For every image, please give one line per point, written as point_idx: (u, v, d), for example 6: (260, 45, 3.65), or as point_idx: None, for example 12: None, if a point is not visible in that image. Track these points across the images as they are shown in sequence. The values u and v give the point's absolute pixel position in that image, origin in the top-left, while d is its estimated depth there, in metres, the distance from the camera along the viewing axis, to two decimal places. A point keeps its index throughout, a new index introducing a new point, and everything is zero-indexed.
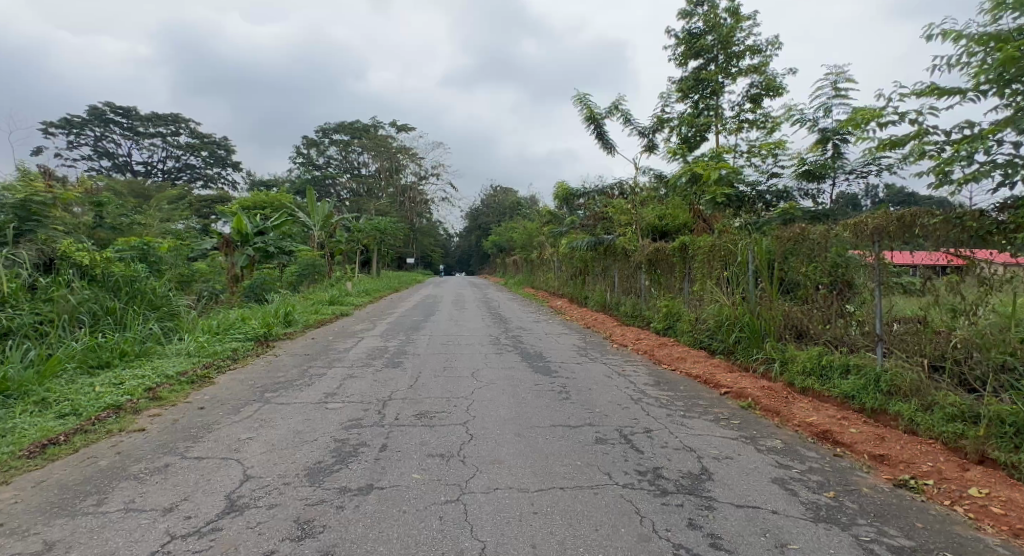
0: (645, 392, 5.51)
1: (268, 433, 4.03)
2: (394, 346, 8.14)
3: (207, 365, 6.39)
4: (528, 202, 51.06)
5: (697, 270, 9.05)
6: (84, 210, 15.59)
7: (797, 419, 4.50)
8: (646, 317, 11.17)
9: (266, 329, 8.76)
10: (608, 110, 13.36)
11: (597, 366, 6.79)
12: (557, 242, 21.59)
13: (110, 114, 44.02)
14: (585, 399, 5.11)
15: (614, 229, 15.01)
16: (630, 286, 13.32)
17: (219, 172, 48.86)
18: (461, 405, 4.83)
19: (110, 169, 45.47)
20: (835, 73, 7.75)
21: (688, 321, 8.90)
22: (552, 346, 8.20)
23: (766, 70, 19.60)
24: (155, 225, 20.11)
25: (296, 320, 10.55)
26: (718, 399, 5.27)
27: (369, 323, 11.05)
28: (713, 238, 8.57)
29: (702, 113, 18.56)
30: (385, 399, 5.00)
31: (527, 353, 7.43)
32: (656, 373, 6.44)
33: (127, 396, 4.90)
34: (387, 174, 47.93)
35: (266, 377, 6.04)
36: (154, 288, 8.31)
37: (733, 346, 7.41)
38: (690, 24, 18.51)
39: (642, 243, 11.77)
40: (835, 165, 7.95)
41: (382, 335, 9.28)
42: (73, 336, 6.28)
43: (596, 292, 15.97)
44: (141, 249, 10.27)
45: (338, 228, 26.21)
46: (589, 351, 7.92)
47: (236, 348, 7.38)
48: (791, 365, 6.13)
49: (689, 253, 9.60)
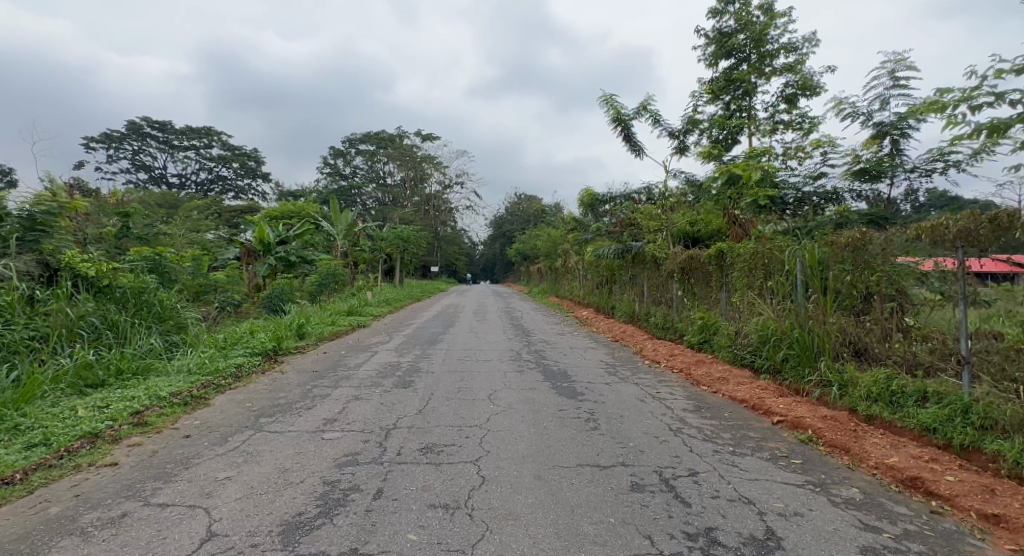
0: (685, 421, 4.80)
1: (250, 471, 3.51)
2: (408, 362, 7.61)
3: (205, 385, 5.98)
4: (552, 210, 50.48)
5: (736, 279, 8.26)
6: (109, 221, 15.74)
7: (874, 459, 3.71)
8: (679, 330, 10.43)
9: (275, 342, 8.36)
10: (636, 111, 12.70)
11: (627, 387, 6.11)
12: (583, 250, 20.90)
13: (146, 129, 45.37)
14: (616, 430, 4.45)
15: (642, 236, 14.30)
16: (661, 296, 12.57)
17: (249, 183, 49.86)
18: (474, 436, 4.25)
19: (146, 181, 46.80)
20: (893, 60, 6.94)
21: (727, 336, 8.08)
22: (578, 363, 7.55)
23: (802, 69, 18.65)
24: (182, 235, 20.29)
25: (310, 333, 10.16)
26: (771, 430, 4.53)
27: (385, 335, 10.58)
28: (755, 244, 7.76)
29: (735, 115, 17.73)
30: (389, 428, 4.44)
31: (550, 372, 6.79)
32: (694, 396, 5.71)
33: (109, 422, 4.47)
34: (412, 183, 48.05)
35: (266, 399, 5.57)
36: (162, 301, 8.03)
37: (780, 365, 6.62)
38: (721, 23, 17.75)
39: (673, 251, 11.00)
40: (894, 162, 7.12)
41: (396, 349, 8.76)
42: (70, 352, 5.97)
43: (624, 302, 15.20)
44: (153, 260, 10.07)
45: (361, 237, 26.06)
46: (618, 369, 7.23)
47: (241, 365, 6.98)
48: (852, 389, 5.34)
49: (726, 261, 8.84)
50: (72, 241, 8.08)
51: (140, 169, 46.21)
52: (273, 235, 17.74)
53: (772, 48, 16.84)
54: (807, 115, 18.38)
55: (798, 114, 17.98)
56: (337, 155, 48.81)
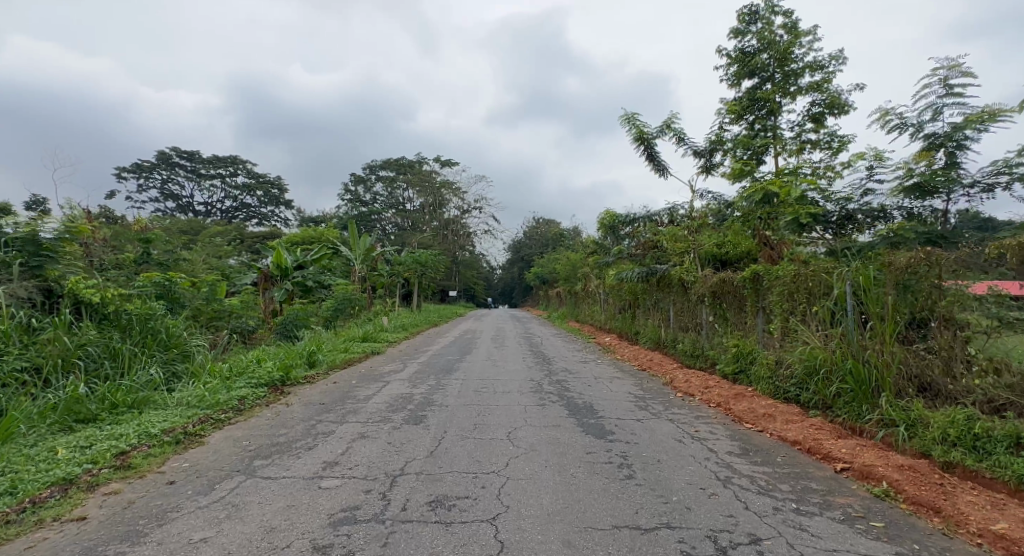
0: (734, 468, 4.18)
1: (232, 530, 3.02)
2: (421, 394, 7.10)
3: (203, 419, 5.56)
4: (571, 234, 50.11)
5: (774, 304, 7.64)
6: (129, 247, 16.06)
7: (975, 525, 3.07)
8: (711, 358, 9.78)
9: (283, 372, 7.96)
10: (659, 129, 12.30)
11: (661, 425, 5.49)
12: (603, 273, 20.35)
13: (174, 159, 46.58)
14: (655, 479, 3.85)
15: (667, 258, 13.73)
16: (688, 321, 11.93)
17: (273, 210, 50.73)
18: (491, 486, 3.70)
19: (174, 209, 47.91)
20: (947, 65, 6.42)
21: (767, 365, 7.42)
22: (604, 396, 6.96)
23: (829, 87, 18.11)
24: (202, 261, 20.32)
25: (321, 361, 9.75)
26: (837, 481, 3.88)
27: (399, 364, 10.12)
28: (797, 266, 7.15)
29: (760, 135, 17.23)
30: (395, 476, 3.91)
31: (574, 406, 6.22)
32: (739, 437, 5.08)
33: (88, 465, 4.03)
34: (430, 208, 48.34)
35: (265, 437, 5.12)
36: (168, 328, 7.75)
37: (832, 400, 5.94)
38: (743, 43, 17.42)
39: (702, 274, 10.41)
40: (953, 176, 6.50)
41: (410, 379, 8.27)
42: (64, 385, 5.65)
43: (648, 328, 14.55)
44: (164, 286, 10.00)
45: (379, 261, 25.91)
46: (648, 403, 6.62)
47: (244, 397, 6.57)
48: (923, 431, 4.66)
49: (762, 285, 8.23)
50: (80, 267, 7.87)
51: (168, 197, 47.32)
52: (290, 260, 17.90)
53: (798, 67, 16.38)
54: (835, 133, 17.79)
55: (826, 133, 17.40)
56: (358, 182, 49.45)
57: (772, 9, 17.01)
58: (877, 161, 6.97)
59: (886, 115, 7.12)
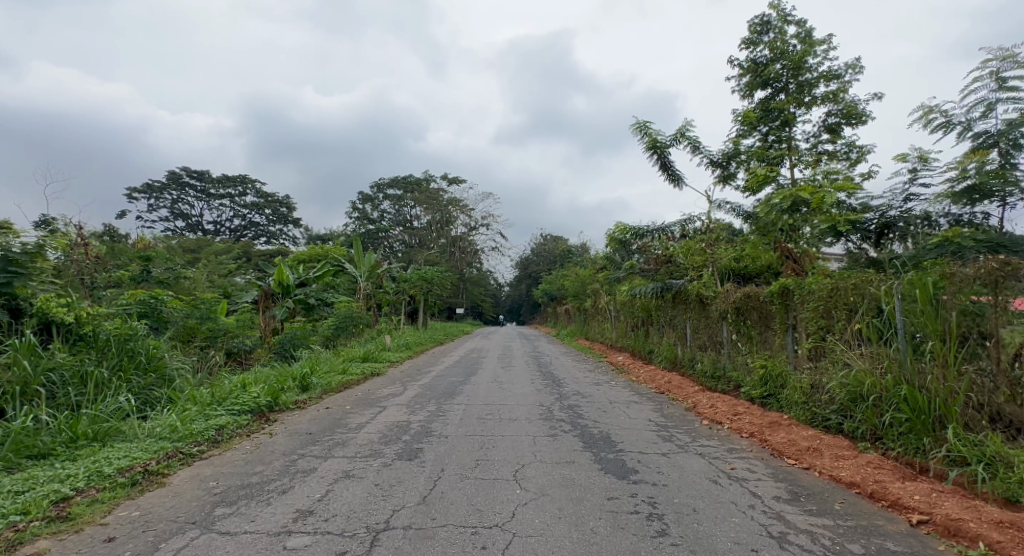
0: (788, 519, 3.46)
1: None
2: (419, 422, 6.42)
3: (172, 454, 4.95)
4: (579, 250, 49.54)
5: (807, 321, 6.97)
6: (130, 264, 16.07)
7: None
8: (734, 379, 9.07)
9: (270, 397, 7.35)
10: (673, 138, 11.75)
11: (691, 461, 4.79)
12: (615, 290, 19.64)
13: (184, 178, 46.79)
14: (694, 537, 3.15)
15: (682, 273, 13.08)
16: (707, 339, 11.24)
17: (281, 229, 50.70)
18: (493, 546, 3.01)
19: (183, 228, 48.01)
20: (999, 57, 5.82)
21: (803, 389, 6.70)
22: (622, 424, 6.28)
23: (845, 96, 17.54)
24: (204, 278, 19.93)
25: (315, 385, 9.13)
26: (917, 539, 3.15)
27: (399, 386, 9.49)
28: (834, 278, 6.48)
29: (775, 146, 16.62)
30: (378, 531, 3.24)
31: (590, 438, 5.53)
32: (783, 476, 4.36)
33: (16, 517, 3.41)
34: (438, 225, 48.06)
35: (236, 476, 4.48)
36: (150, 349, 7.19)
37: (885, 431, 5.21)
38: (755, 53, 16.92)
39: (724, 289, 9.74)
40: (1011, 177, 5.84)
41: (409, 405, 7.59)
42: (19, 415, 5.08)
43: (663, 347, 13.80)
44: (149, 304, 9.78)
45: (384, 278, 25.41)
46: (673, 433, 5.90)
47: (223, 427, 5.96)
48: (1008, 472, 3.93)
49: (793, 300, 7.56)
50: (55, 283, 7.33)
51: (178, 217, 47.43)
52: (292, 277, 17.61)
53: (813, 76, 15.84)
54: (854, 144, 17.14)
55: (844, 144, 16.77)
56: (366, 200, 49.33)
57: (785, 19, 16.54)
58: (922, 163, 6.31)
59: (930, 113, 6.48)
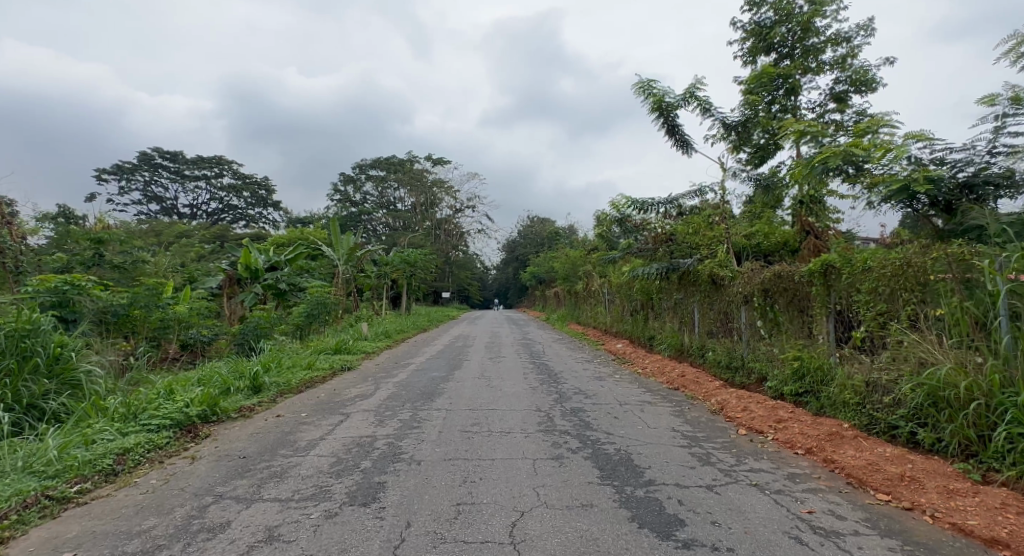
0: None
1: None
2: (386, 439, 5.07)
3: (31, 500, 3.53)
4: (567, 232, 48.38)
5: (861, 305, 5.76)
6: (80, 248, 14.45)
7: None
8: (758, 372, 7.91)
9: (206, 406, 5.95)
10: (681, 98, 10.41)
11: (749, 500, 3.52)
12: (610, 271, 18.40)
13: (157, 160, 44.38)
14: None
15: (689, 252, 11.83)
16: (717, 325, 10.09)
17: (260, 212, 48.58)
18: None
19: (158, 212, 45.77)
20: None
21: (857, 388, 5.49)
22: (642, 438, 5.01)
23: (853, 62, 16.22)
24: (167, 261, 18.26)
25: (270, 386, 7.73)
26: None
27: (371, 385, 8.17)
28: (901, 251, 5.23)
29: (779, 116, 15.07)
30: None
31: (607, 462, 4.24)
32: (889, 527, 3.09)
33: None
34: (422, 208, 46.39)
35: (110, 539, 3.11)
36: (53, 348, 5.72)
37: (993, 451, 3.99)
38: (759, 14, 15.40)
39: (745, 269, 8.53)
40: None
41: (378, 412, 6.24)
42: None
43: (666, 332, 12.60)
44: (68, 292, 8.20)
45: (365, 261, 23.87)
46: (709, 450, 4.64)
47: (126, 452, 4.56)
48: None
49: (837, 280, 6.35)
50: None
51: (152, 200, 45.18)
52: (261, 260, 16.25)
53: (822, 39, 14.43)
54: (862, 113, 15.91)
55: (853, 113, 15.50)
56: (348, 181, 47.32)
57: None
58: (1014, 106, 5.06)
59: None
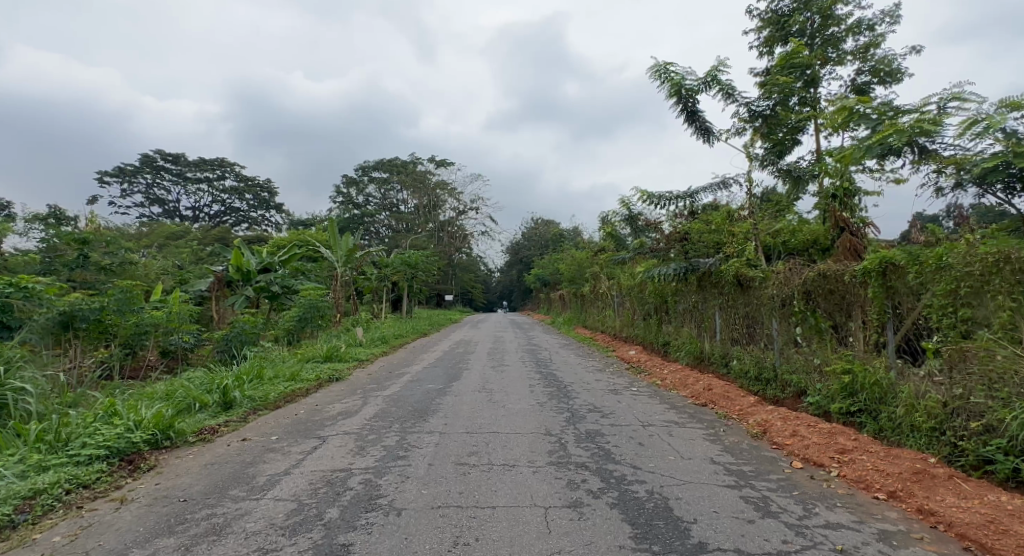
0: None
1: None
2: (362, 474, 4.14)
3: None
4: (571, 234, 47.40)
5: (934, 311, 4.81)
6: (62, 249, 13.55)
7: None
8: (796, 385, 6.93)
9: (156, 431, 5.03)
10: (704, 82, 9.46)
11: None
12: (619, 273, 17.39)
13: (159, 162, 43.72)
14: None
15: (709, 251, 10.92)
16: (742, 332, 9.12)
17: (262, 215, 47.86)
18: None
19: (160, 215, 45.15)
20: None
21: (931, 409, 4.56)
22: (677, 475, 4.06)
23: (875, 52, 15.22)
24: (158, 263, 17.39)
25: (244, 401, 6.82)
26: None
27: (359, 399, 7.23)
28: (998, 245, 4.26)
29: (799, 109, 13.73)
30: None
31: (640, 514, 3.28)
32: None
33: None
34: (425, 209, 45.54)
35: None
36: None
37: None
38: (776, 2, 14.37)
39: (780, 269, 7.56)
40: None
41: (359, 436, 5.31)
42: None
43: (682, 338, 11.64)
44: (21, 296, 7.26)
45: (365, 263, 22.93)
46: (764, 494, 3.69)
47: (32, 496, 3.65)
48: None
49: (899, 281, 5.39)
50: None
51: (153, 203, 44.58)
52: (253, 262, 15.19)
53: (844, 26, 13.40)
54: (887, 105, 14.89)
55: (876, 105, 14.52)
56: (350, 183, 46.50)
57: None
58: None
59: None
